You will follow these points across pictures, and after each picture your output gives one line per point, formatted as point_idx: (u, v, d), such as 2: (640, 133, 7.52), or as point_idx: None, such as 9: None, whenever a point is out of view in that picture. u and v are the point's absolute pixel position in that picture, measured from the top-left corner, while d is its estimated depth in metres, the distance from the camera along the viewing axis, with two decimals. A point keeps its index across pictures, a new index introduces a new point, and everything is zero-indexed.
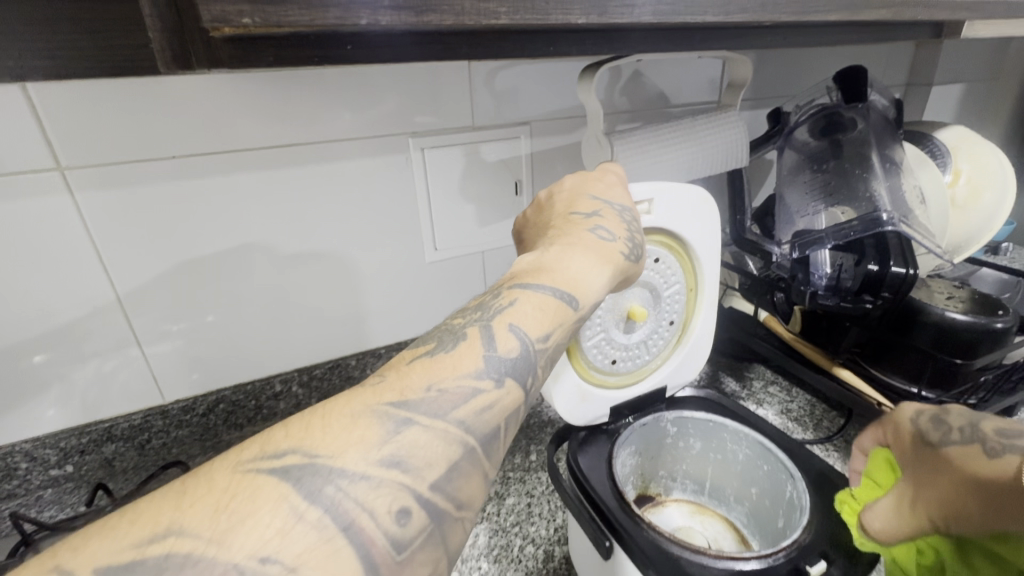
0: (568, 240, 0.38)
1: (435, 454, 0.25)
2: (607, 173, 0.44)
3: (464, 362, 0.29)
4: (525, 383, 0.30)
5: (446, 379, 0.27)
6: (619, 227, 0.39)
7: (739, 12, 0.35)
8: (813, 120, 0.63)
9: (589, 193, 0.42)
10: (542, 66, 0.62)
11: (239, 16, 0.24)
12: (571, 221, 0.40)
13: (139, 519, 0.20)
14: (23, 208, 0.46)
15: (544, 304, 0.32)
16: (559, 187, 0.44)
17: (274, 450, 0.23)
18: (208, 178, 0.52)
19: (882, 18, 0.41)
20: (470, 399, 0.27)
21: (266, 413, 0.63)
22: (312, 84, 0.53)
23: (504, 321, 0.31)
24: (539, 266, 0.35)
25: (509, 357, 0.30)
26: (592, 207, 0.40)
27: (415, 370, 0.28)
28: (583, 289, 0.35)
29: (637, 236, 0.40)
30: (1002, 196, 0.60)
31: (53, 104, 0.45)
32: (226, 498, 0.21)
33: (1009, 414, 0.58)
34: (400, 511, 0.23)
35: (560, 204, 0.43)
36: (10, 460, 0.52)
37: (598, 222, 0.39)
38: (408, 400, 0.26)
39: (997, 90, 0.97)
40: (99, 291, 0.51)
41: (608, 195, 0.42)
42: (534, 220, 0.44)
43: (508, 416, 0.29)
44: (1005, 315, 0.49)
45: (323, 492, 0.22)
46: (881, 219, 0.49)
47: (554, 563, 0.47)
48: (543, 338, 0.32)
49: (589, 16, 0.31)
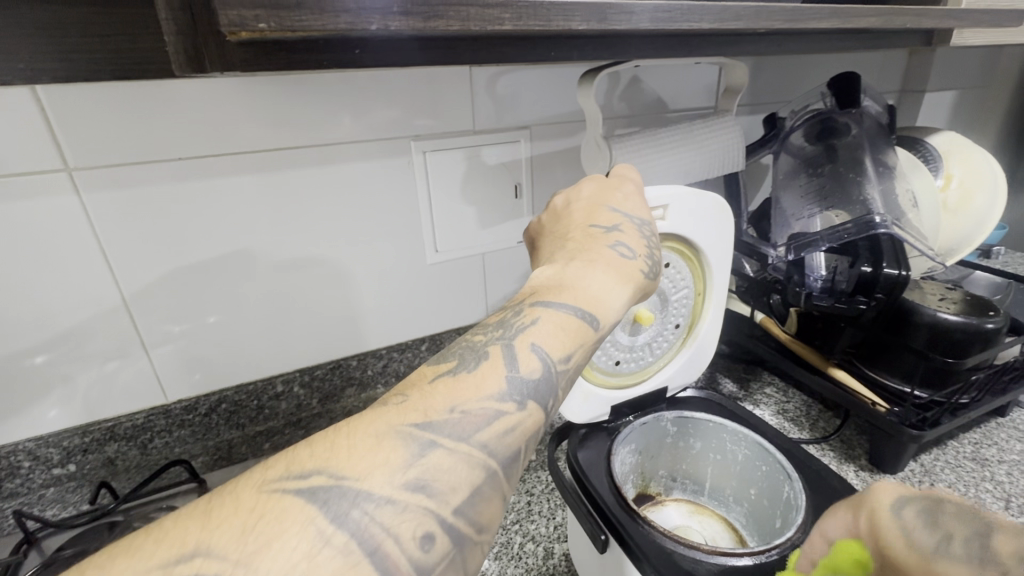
0: (587, 253, 0.39)
1: (459, 478, 0.26)
2: (626, 183, 0.44)
3: (487, 383, 0.29)
4: (546, 405, 0.30)
5: (469, 401, 0.28)
6: (638, 244, 0.40)
7: (734, 19, 0.36)
8: (809, 125, 0.63)
9: (609, 203, 0.42)
10: (543, 72, 0.63)
11: (255, 20, 0.25)
12: (590, 233, 0.40)
13: (167, 540, 0.21)
14: (31, 208, 0.47)
15: (566, 323, 0.33)
16: (576, 194, 0.45)
17: (300, 470, 0.24)
18: (213, 180, 0.53)
19: (873, 25, 0.42)
20: (493, 421, 0.28)
21: (268, 412, 0.63)
22: (316, 88, 0.54)
23: (526, 341, 0.32)
24: (559, 281, 0.36)
25: (532, 377, 0.30)
26: (612, 220, 0.41)
27: (438, 390, 0.29)
28: (604, 306, 0.35)
29: (655, 252, 0.41)
30: (992, 200, 0.61)
31: (62, 107, 0.46)
32: (253, 518, 0.22)
33: (1001, 414, 0.59)
34: (424, 537, 0.24)
35: (578, 213, 0.43)
36: (12, 458, 0.53)
37: (618, 238, 0.39)
38: (432, 421, 0.27)
39: (987, 97, 0.99)
40: (104, 292, 0.52)
41: (626, 206, 0.42)
42: (549, 227, 0.44)
43: (529, 439, 0.29)
44: (995, 316, 0.49)
45: (349, 515, 0.23)
46: (874, 221, 0.50)
47: (553, 560, 0.47)
48: (564, 358, 0.32)
49: (590, 22, 0.32)
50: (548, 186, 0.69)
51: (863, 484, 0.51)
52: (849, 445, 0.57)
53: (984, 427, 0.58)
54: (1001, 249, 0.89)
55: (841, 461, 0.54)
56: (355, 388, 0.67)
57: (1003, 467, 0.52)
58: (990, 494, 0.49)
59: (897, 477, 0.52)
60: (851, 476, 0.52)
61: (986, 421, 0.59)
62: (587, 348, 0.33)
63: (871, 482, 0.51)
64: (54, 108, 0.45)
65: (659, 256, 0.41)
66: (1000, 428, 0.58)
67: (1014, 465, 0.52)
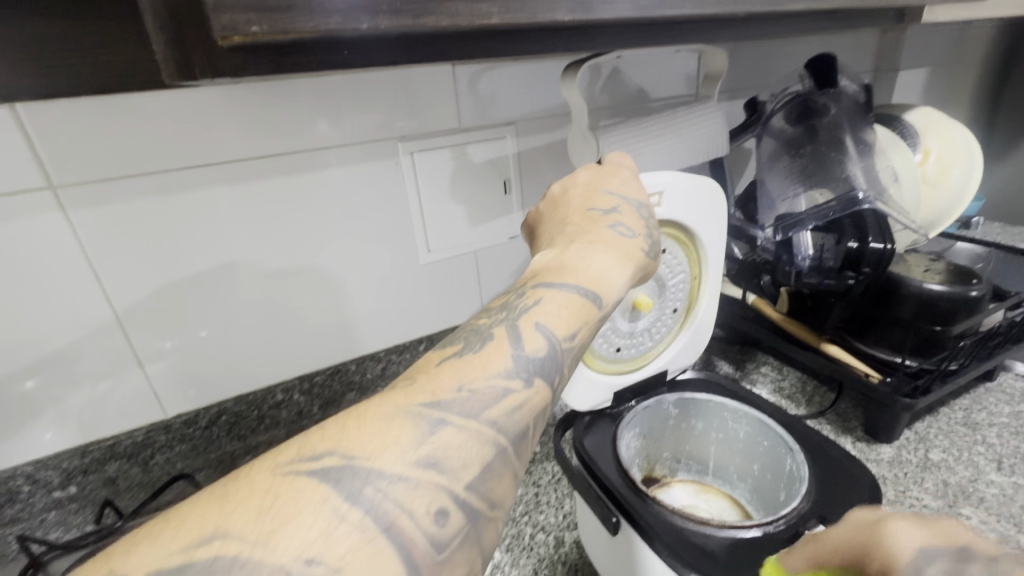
0: (586, 234, 0.39)
1: (470, 454, 0.26)
2: (623, 169, 0.45)
3: (493, 361, 0.30)
4: (553, 382, 0.31)
5: (476, 380, 0.28)
6: (636, 224, 0.40)
7: (714, 5, 0.37)
8: (789, 107, 0.64)
9: (607, 187, 0.43)
10: (524, 67, 0.64)
11: (247, 24, 0.25)
12: (589, 217, 0.41)
13: (186, 524, 0.21)
14: (14, 228, 0.46)
15: (569, 302, 0.33)
16: (573, 180, 0.45)
17: (311, 452, 0.24)
18: (200, 191, 0.52)
19: (847, 6, 0.43)
20: (501, 398, 0.28)
21: (269, 422, 0.63)
22: (298, 93, 0.54)
23: (531, 320, 0.32)
24: (561, 263, 0.36)
25: (537, 355, 0.31)
26: (609, 203, 0.41)
27: (445, 371, 0.29)
28: (606, 285, 0.36)
29: (653, 232, 0.41)
30: (967, 174, 0.63)
31: (42, 123, 0.45)
32: (269, 499, 0.22)
33: (989, 379, 0.61)
34: (438, 512, 0.24)
35: (576, 199, 0.43)
36: (11, 484, 0.52)
37: (616, 219, 0.40)
38: (441, 400, 0.27)
39: (956, 72, 1.02)
40: (95, 310, 0.51)
41: (623, 189, 0.42)
42: (547, 215, 0.45)
43: (537, 416, 0.30)
44: (979, 284, 0.51)
45: (362, 493, 0.23)
46: (858, 198, 0.52)
47: (565, 548, 0.48)
48: (569, 336, 0.33)
49: (575, 13, 0.32)
50: (536, 180, 0.70)
51: (860, 454, 0.52)
52: (845, 418, 0.58)
53: (973, 392, 0.60)
54: (980, 220, 0.92)
55: (838, 433, 0.56)
56: (355, 393, 0.67)
57: (993, 430, 0.54)
58: (982, 457, 0.51)
59: (894, 446, 0.53)
60: (848, 446, 0.54)
61: (975, 387, 0.60)
62: (591, 326, 0.34)
63: (868, 453, 0.53)
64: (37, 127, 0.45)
65: (657, 236, 0.42)
66: (989, 393, 0.59)
67: (1003, 427, 0.54)
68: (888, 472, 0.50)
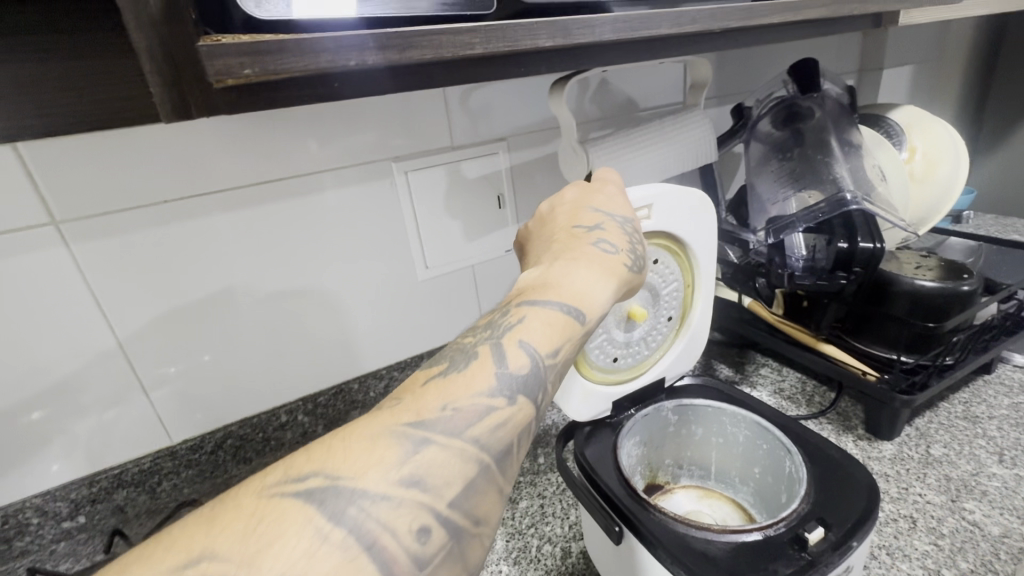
0: (572, 251, 0.40)
1: (452, 472, 0.27)
2: (610, 187, 0.46)
3: (477, 379, 0.30)
4: (536, 398, 0.31)
5: (460, 399, 0.29)
6: (621, 239, 0.41)
7: (691, 23, 0.38)
8: (774, 112, 0.66)
9: (593, 204, 0.44)
10: (513, 84, 0.65)
11: (240, 67, 0.25)
12: (574, 233, 0.42)
13: (176, 546, 0.22)
14: (18, 264, 0.47)
15: (553, 320, 0.34)
16: (561, 198, 0.46)
17: (297, 474, 0.24)
18: (199, 220, 0.54)
19: (822, 16, 0.45)
20: (485, 416, 0.29)
21: (274, 444, 0.63)
22: (293, 121, 0.55)
23: (515, 338, 0.33)
24: (545, 280, 0.37)
25: (521, 372, 0.31)
26: (594, 219, 0.42)
27: (430, 391, 0.30)
28: (590, 301, 0.36)
29: (638, 246, 0.42)
30: (955, 170, 0.64)
31: (44, 161, 0.46)
32: (254, 521, 0.22)
33: (987, 372, 0.61)
34: (421, 529, 0.25)
35: (563, 215, 0.44)
36: (20, 517, 0.52)
37: (600, 235, 0.41)
38: (425, 420, 0.28)
39: (940, 69, 1.03)
40: (99, 340, 0.52)
41: (609, 205, 0.43)
42: (536, 231, 0.45)
43: (522, 432, 0.30)
44: (970, 278, 0.52)
45: (346, 512, 0.23)
46: (845, 199, 0.53)
47: (571, 559, 0.48)
48: (553, 354, 0.33)
49: (555, 39, 0.33)
50: (530, 193, 0.71)
51: (861, 452, 0.53)
52: (846, 417, 0.58)
53: (972, 386, 0.60)
54: (970, 213, 0.93)
55: (839, 433, 0.56)
56: (358, 411, 0.67)
57: (993, 423, 0.54)
58: (983, 450, 0.51)
59: (895, 443, 0.53)
60: (850, 445, 0.54)
61: (974, 379, 0.61)
62: (575, 343, 0.34)
63: (870, 450, 0.53)
64: (38, 165, 0.46)
65: (643, 251, 0.42)
66: (988, 385, 0.60)
67: (1004, 419, 0.54)
68: (890, 469, 0.50)
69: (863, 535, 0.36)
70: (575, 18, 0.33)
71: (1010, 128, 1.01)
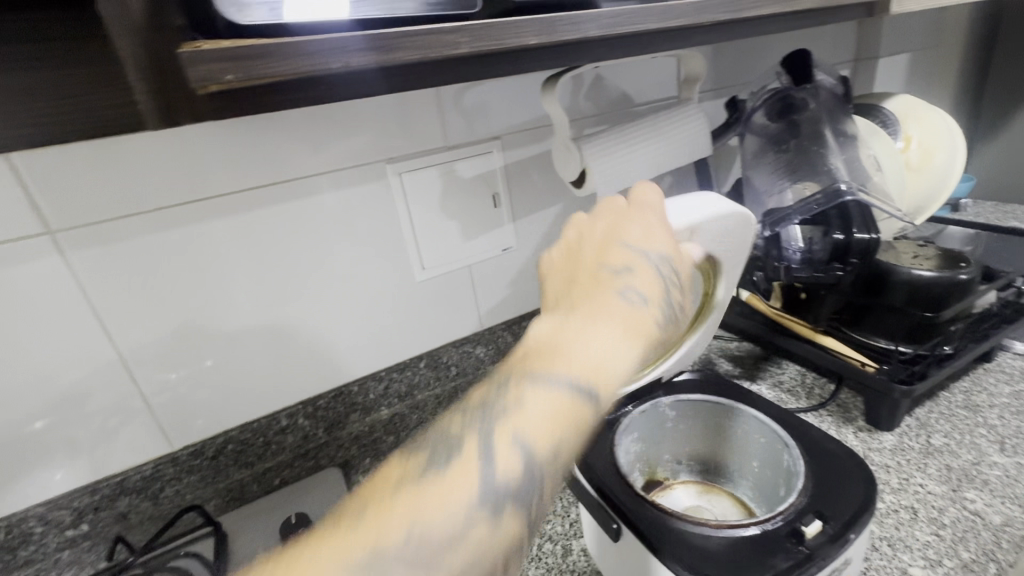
0: (595, 297, 0.36)
1: None
2: (644, 215, 0.42)
3: (454, 497, 0.28)
4: (523, 511, 0.30)
5: (429, 524, 0.27)
6: (652, 296, 0.37)
7: (679, 17, 0.38)
8: (770, 103, 0.65)
9: (622, 237, 0.40)
10: (506, 82, 0.65)
11: (223, 73, 0.25)
12: (599, 280, 0.38)
13: None
14: (15, 275, 0.47)
15: (557, 409, 0.31)
16: (588, 219, 0.43)
17: None
18: (196, 227, 0.54)
19: (811, 6, 0.44)
20: (456, 543, 0.27)
21: (275, 448, 0.63)
22: (286, 126, 0.55)
23: (509, 432, 0.30)
24: (559, 345, 0.34)
25: (511, 482, 0.29)
26: (623, 266, 0.38)
27: (400, 504, 0.27)
28: (608, 377, 0.33)
29: (671, 303, 0.38)
30: (952, 157, 0.63)
31: (38, 171, 0.46)
32: None
33: (988, 360, 0.61)
34: None
35: (589, 253, 0.40)
36: (24, 526, 0.52)
37: (627, 289, 0.37)
38: (384, 554, 0.26)
39: (936, 57, 1.03)
40: (98, 349, 0.52)
41: (639, 250, 0.39)
42: (559, 262, 0.42)
43: (498, 552, 0.29)
44: (967, 267, 0.52)
45: None
46: (840, 189, 0.53)
47: (573, 557, 0.48)
48: (552, 452, 0.31)
49: (541, 36, 0.33)
50: (525, 191, 0.71)
51: (862, 443, 0.52)
52: (846, 409, 0.58)
53: (972, 374, 0.60)
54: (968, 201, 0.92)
55: (840, 425, 0.55)
56: (359, 414, 0.67)
57: (994, 411, 0.54)
58: (984, 438, 0.51)
59: (895, 434, 0.53)
60: (850, 437, 0.54)
61: (975, 368, 0.60)
62: (585, 426, 0.32)
63: (871, 442, 0.53)
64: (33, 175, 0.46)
65: (677, 296, 0.39)
66: (989, 373, 0.59)
67: (1005, 407, 0.54)
68: (891, 460, 0.50)
69: (862, 525, 0.36)
70: (561, 16, 0.33)
71: (1009, 114, 1.01)
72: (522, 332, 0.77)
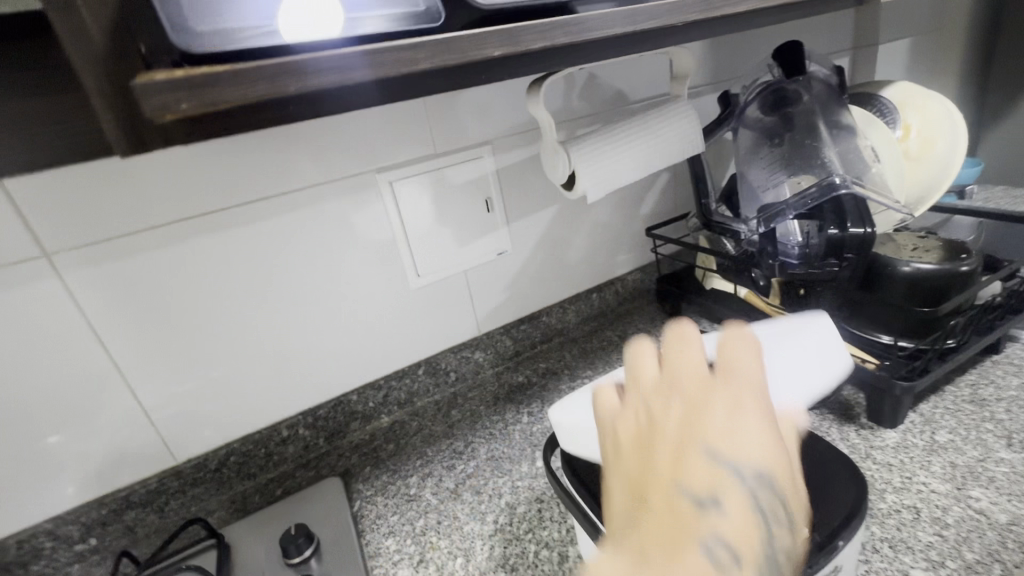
0: (676, 554, 0.24)
1: None
2: (748, 405, 0.29)
3: None
4: None
5: None
6: (745, 543, 0.25)
7: (650, 20, 0.37)
8: (762, 97, 0.64)
9: (705, 445, 0.28)
10: (495, 86, 0.65)
11: (177, 102, 0.25)
12: (672, 505, 0.26)
13: None
14: (13, 298, 0.48)
15: None
16: (649, 372, 0.34)
17: None
18: (189, 244, 0.55)
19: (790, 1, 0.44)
20: None
21: (277, 459, 0.64)
22: (274, 141, 0.55)
23: None
24: None
25: None
26: (707, 481, 0.26)
27: None
28: None
29: (776, 556, 0.25)
30: (954, 144, 0.62)
31: (32, 196, 0.47)
32: None
33: (996, 351, 0.59)
34: None
35: (663, 439, 0.29)
36: (34, 541, 0.53)
37: (710, 528, 0.25)
38: None
39: (936, 40, 1.00)
40: (98, 367, 0.53)
41: (735, 451, 0.27)
42: (625, 449, 0.31)
43: None
44: (969, 257, 0.51)
45: None
46: (835, 182, 0.52)
47: (569, 563, 0.45)
48: None
49: (506, 47, 0.32)
50: (518, 195, 0.70)
51: (864, 442, 0.51)
52: (849, 406, 0.56)
53: (978, 367, 0.58)
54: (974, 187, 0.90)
55: (841, 423, 0.54)
56: (359, 422, 0.68)
57: (1002, 405, 0.52)
58: (991, 434, 0.49)
59: (899, 431, 0.52)
60: (852, 436, 0.52)
61: (982, 360, 0.59)
62: None
63: (873, 439, 0.52)
64: (24, 201, 0.47)
65: (788, 539, 0.26)
66: (997, 365, 0.58)
67: (1014, 401, 0.53)
68: (894, 458, 0.49)
69: (852, 533, 0.36)
70: (525, 26, 0.33)
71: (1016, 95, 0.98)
72: (520, 335, 0.77)
